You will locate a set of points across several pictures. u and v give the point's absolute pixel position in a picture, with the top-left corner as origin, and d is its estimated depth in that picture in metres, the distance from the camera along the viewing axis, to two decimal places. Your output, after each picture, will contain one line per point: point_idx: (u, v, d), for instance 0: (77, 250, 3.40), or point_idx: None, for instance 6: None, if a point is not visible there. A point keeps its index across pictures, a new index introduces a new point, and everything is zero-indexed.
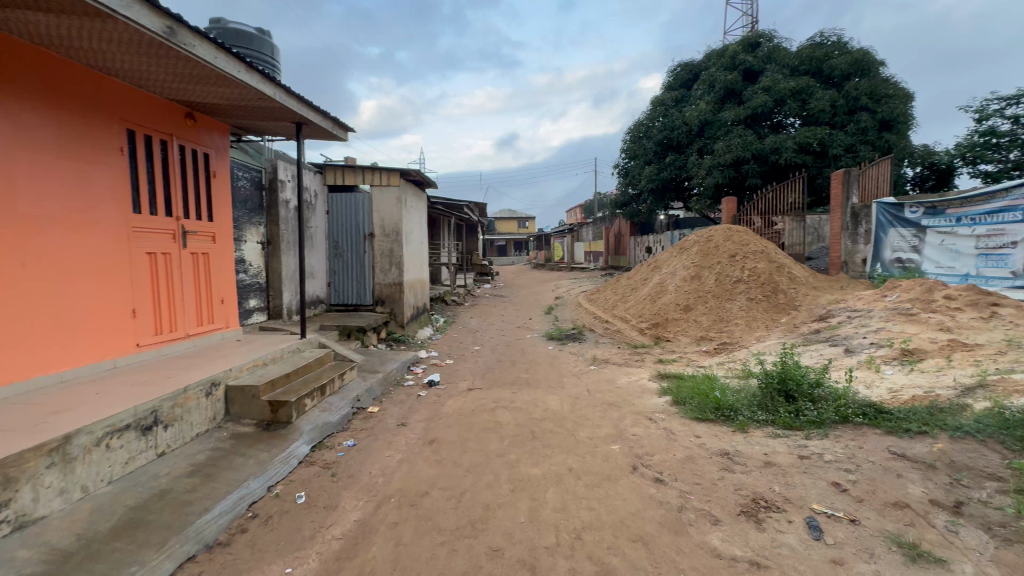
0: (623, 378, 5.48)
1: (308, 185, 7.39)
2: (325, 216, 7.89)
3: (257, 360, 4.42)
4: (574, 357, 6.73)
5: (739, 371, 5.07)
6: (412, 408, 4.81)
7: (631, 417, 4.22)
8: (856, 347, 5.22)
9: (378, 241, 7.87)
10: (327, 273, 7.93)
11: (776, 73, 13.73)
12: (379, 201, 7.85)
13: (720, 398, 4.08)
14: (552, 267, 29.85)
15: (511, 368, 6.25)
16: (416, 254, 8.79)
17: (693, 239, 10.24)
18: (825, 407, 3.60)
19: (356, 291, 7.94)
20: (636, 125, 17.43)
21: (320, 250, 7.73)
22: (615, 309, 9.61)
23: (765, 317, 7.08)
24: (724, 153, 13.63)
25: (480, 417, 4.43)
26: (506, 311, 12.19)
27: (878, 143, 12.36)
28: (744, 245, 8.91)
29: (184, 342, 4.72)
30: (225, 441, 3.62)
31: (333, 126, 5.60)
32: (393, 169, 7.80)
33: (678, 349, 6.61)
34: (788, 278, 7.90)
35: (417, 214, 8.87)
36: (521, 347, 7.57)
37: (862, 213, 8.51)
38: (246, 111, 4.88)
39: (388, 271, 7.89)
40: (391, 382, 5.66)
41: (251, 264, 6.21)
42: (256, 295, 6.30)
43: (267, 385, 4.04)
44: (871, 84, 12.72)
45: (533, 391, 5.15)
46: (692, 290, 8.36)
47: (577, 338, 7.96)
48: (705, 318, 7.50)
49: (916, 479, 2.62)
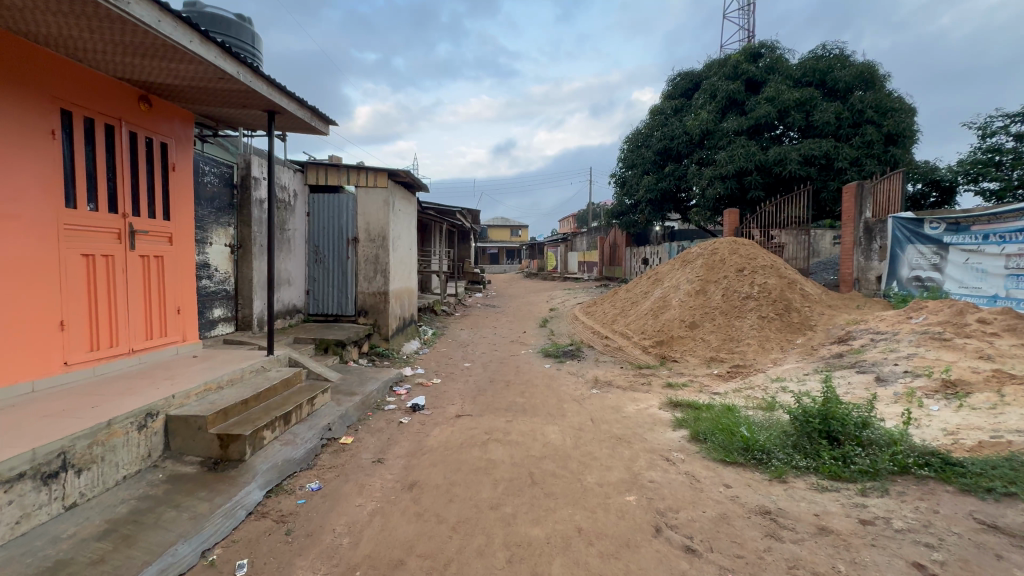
0: (630, 406, 4.90)
1: (287, 184, 6.79)
2: (306, 218, 7.29)
3: (209, 384, 3.77)
4: (574, 377, 6.15)
5: (762, 402, 4.53)
6: (392, 440, 4.18)
7: (644, 457, 3.63)
8: (889, 376, 4.70)
9: (363, 247, 7.27)
10: (305, 280, 7.30)
11: (780, 83, 13.42)
12: (365, 204, 7.25)
13: (749, 437, 3.52)
14: (545, 277, 29.30)
15: (504, 390, 5.64)
16: (405, 262, 8.20)
17: (696, 252, 9.76)
18: (878, 454, 3.05)
19: (337, 300, 7.30)
20: (635, 134, 17.04)
21: (298, 254, 7.11)
22: (615, 324, 9.06)
23: (779, 337, 6.58)
24: (726, 163, 13.25)
25: (470, 452, 3.83)
26: (498, 323, 11.59)
27: (884, 157, 12.05)
28: (751, 259, 8.43)
29: (127, 359, 4.06)
30: (159, 487, 2.97)
31: (310, 117, 4.99)
32: (380, 169, 7.20)
33: (687, 371, 6.06)
34: (801, 296, 7.42)
35: (406, 218, 8.28)
36: (515, 365, 6.97)
37: (876, 228, 8.10)
38: (208, 95, 4.27)
39: (373, 279, 7.28)
40: (371, 405, 5.03)
41: (218, 270, 5.57)
42: (222, 304, 5.66)
43: (217, 415, 3.40)
44: (877, 97, 12.44)
45: (530, 420, 4.55)
46: (698, 306, 7.84)
47: (575, 356, 7.38)
48: (714, 336, 6.97)
49: (1021, 562, 2.07)
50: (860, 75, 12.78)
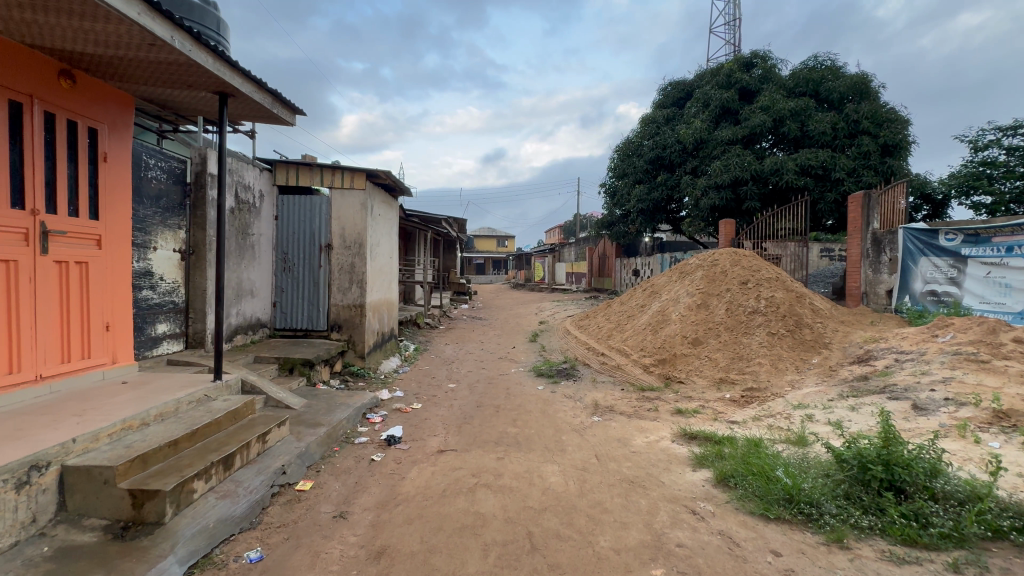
0: (639, 438, 4.26)
1: (251, 184, 6.08)
2: (274, 222, 6.58)
3: (130, 421, 3.04)
4: (571, 402, 5.50)
5: (792, 437, 3.95)
6: (360, 485, 3.47)
7: (666, 509, 2.99)
8: (928, 404, 4.16)
9: (337, 254, 6.58)
10: (271, 291, 6.56)
11: (774, 92, 13.16)
12: (340, 207, 6.58)
13: (792, 485, 2.91)
14: (533, 287, 28.73)
15: (494, 418, 4.96)
16: (384, 271, 7.52)
17: (695, 263, 9.26)
18: (960, 512, 2.47)
19: (306, 313, 6.57)
20: (625, 143, 16.67)
21: (264, 262, 6.38)
22: (611, 339, 8.46)
23: (793, 356, 6.06)
24: (721, 173, 12.87)
25: (454, 503, 3.14)
26: (485, 337, 10.91)
27: (881, 168, 11.79)
28: (755, 271, 7.95)
29: (32, 389, 3.30)
30: (39, 568, 2.24)
31: (272, 103, 4.31)
32: (357, 168, 6.54)
33: (696, 395, 5.47)
34: (811, 311, 6.92)
35: (387, 224, 7.61)
36: (505, 386, 6.30)
37: (884, 239, 7.67)
38: (143, 70, 3.58)
39: (348, 290, 6.58)
40: (338, 438, 4.30)
41: (163, 278, 4.83)
42: (169, 319, 4.91)
43: (132, 464, 2.68)
44: (873, 107, 12.23)
45: (525, 458, 3.88)
46: (701, 321, 7.30)
47: (571, 375, 6.75)
48: (721, 355, 6.42)
49: None
50: (854, 86, 12.60)
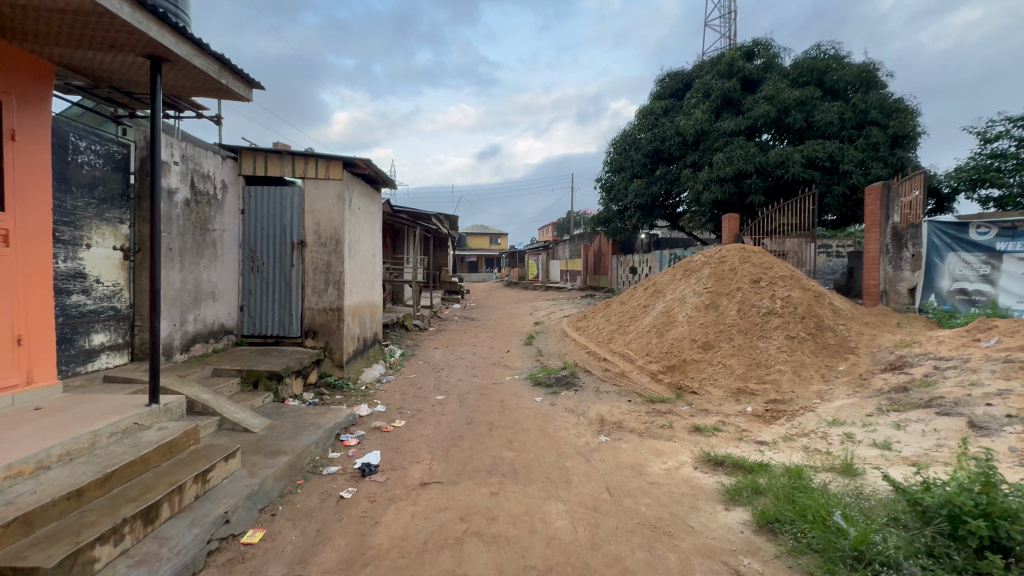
0: (655, 465, 3.65)
1: (212, 173, 5.39)
2: (240, 216, 5.90)
3: (21, 465, 2.37)
4: (574, 418, 4.89)
5: (838, 465, 3.35)
6: (322, 535, 2.83)
7: (702, 570, 2.39)
8: (988, 422, 3.59)
9: (311, 252, 5.92)
10: (238, 294, 5.89)
11: (778, 81, 12.63)
12: (314, 199, 5.91)
13: (860, 539, 2.32)
14: (528, 285, 28.11)
15: (486, 439, 4.33)
16: (366, 270, 6.86)
17: (701, 260, 8.69)
18: None
19: (277, 318, 5.90)
20: (622, 136, 16.08)
21: (229, 261, 5.70)
22: (613, 342, 7.85)
23: (817, 363, 5.49)
24: (723, 165, 12.29)
25: (436, 562, 2.51)
26: (478, 339, 10.27)
27: (890, 159, 11.27)
28: (767, 268, 7.40)
29: None
30: None
31: (219, 72, 3.63)
32: (333, 156, 5.85)
33: (714, 409, 4.88)
34: (831, 311, 6.36)
35: (369, 218, 6.96)
36: (499, 397, 5.67)
37: (906, 234, 7.14)
38: (49, 23, 2.90)
39: (324, 292, 5.92)
40: (303, 469, 3.66)
41: (99, 281, 4.13)
42: (109, 328, 4.23)
43: (7, 529, 2.03)
44: (880, 97, 11.74)
45: (523, 494, 3.26)
46: (711, 323, 6.72)
47: (571, 384, 6.13)
48: (736, 361, 5.84)
49: None
50: (859, 75, 12.10)
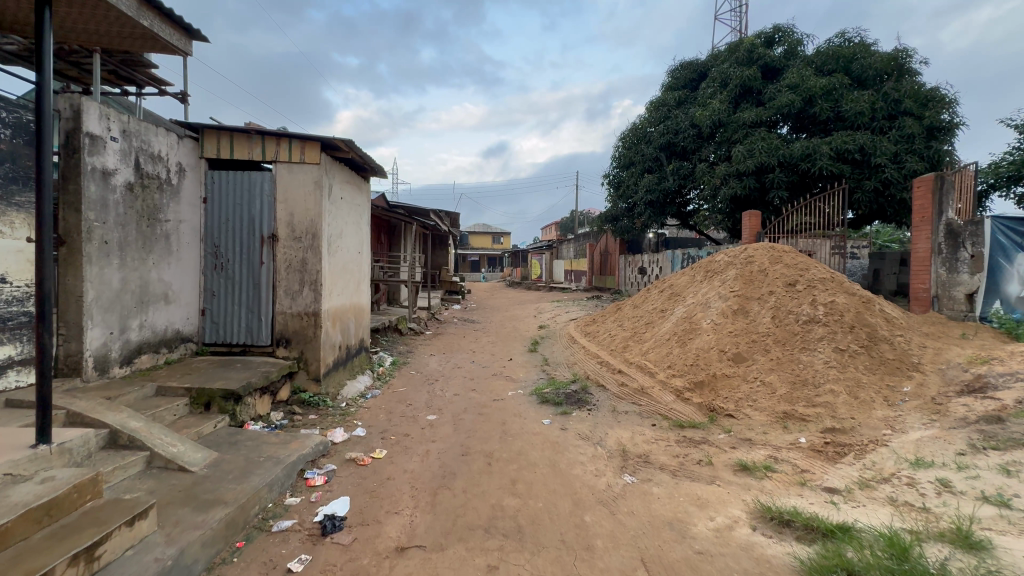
0: (700, 524, 2.82)
1: (163, 154, 4.59)
2: (201, 206, 5.10)
3: None
4: (590, 448, 4.07)
5: (949, 532, 2.52)
6: None
7: None
8: None
9: (284, 247, 5.12)
10: (199, 295, 5.09)
11: (803, 69, 11.76)
12: (287, 186, 5.11)
13: None
14: (531, 286, 27.17)
15: (486, 478, 3.51)
16: (350, 270, 6.05)
17: (724, 260, 7.83)
18: None
19: (243, 323, 5.10)
20: (632, 129, 15.24)
21: (186, 258, 4.91)
22: (628, 351, 7.02)
23: (876, 384, 4.64)
24: (744, 159, 11.43)
25: None
26: (478, 345, 9.45)
27: (926, 152, 10.40)
28: (802, 269, 6.57)
29: None
30: None
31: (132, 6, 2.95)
32: (309, 136, 5.04)
33: (758, 439, 4.04)
34: (884, 320, 5.52)
35: (354, 210, 6.14)
36: (500, 419, 4.84)
37: (964, 231, 6.25)
38: None
39: (299, 294, 5.11)
40: (247, 523, 2.86)
41: (7, 281, 3.34)
42: (19, 339, 3.44)
43: None
44: (914, 86, 10.89)
45: (531, 569, 2.44)
46: (742, 332, 5.88)
47: (583, 403, 5.32)
48: (776, 377, 5.00)
49: None
50: (890, 62, 11.24)
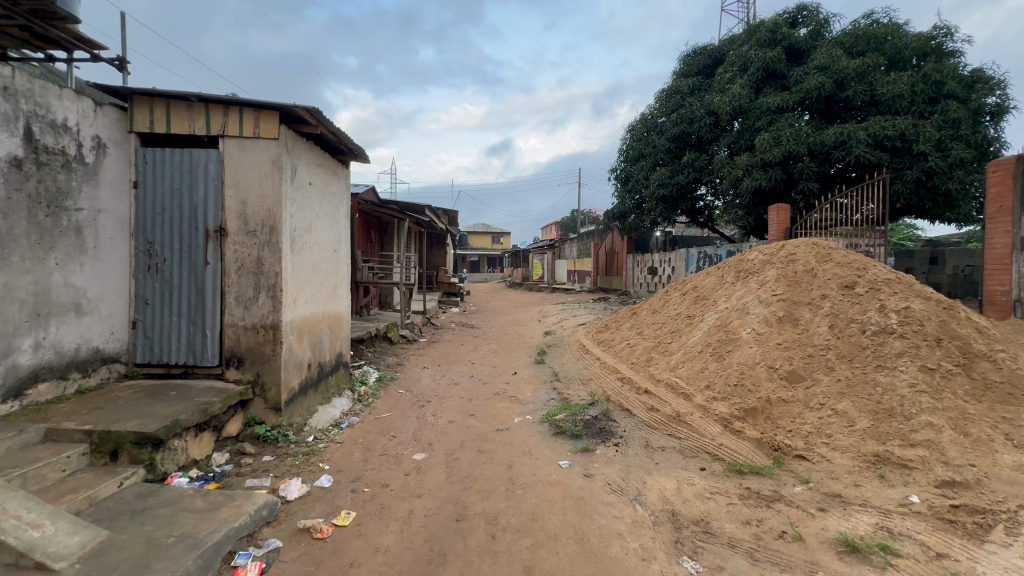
0: None
1: (72, 123, 3.57)
2: (130, 191, 4.08)
3: None
4: (627, 508, 3.05)
5: None
6: None
7: None
8: None
9: (234, 243, 4.10)
10: (127, 302, 4.07)
11: (832, 49, 10.76)
12: (238, 167, 4.09)
13: None
14: (533, 287, 26.11)
15: (490, 567, 2.48)
16: (323, 271, 5.03)
17: (760, 258, 6.82)
18: None
19: (184, 337, 4.09)
20: (642, 120, 14.22)
21: (108, 257, 3.88)
22: (653, 365, 5.99)
23: (987, 417, 3.65)
24: (769, 147, 10.42)
25: None
26: (478, 355, 8.42)
27: (972, 139, 9.48)
28: (860, 268, 5.54)
29: None
30: None
31: None
32: (265, 104, 4.02)
33: (853, 496, 3.02)
34: (975, 331, 4.51)
35: (327, 199, 5.11)
36: (505, 460, 3.82)
37: None
38: None
39: (253, 302, 4.10)
40: None
41: None
42: None
43: None
44: (957, 66, 9.89)
45: None
46: (795, 343, 4.84)
47: (607, 435, 4.30)
48: (851, 404, 3.96)
49: None
50: (928, 42, 10.25)
